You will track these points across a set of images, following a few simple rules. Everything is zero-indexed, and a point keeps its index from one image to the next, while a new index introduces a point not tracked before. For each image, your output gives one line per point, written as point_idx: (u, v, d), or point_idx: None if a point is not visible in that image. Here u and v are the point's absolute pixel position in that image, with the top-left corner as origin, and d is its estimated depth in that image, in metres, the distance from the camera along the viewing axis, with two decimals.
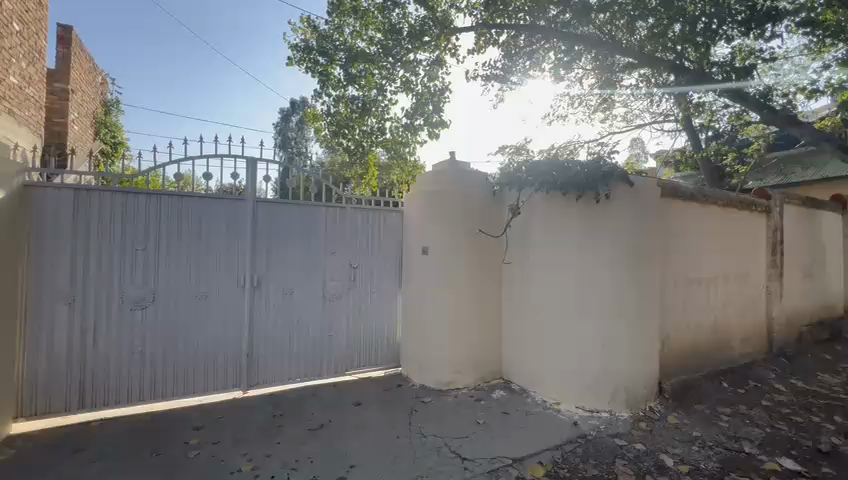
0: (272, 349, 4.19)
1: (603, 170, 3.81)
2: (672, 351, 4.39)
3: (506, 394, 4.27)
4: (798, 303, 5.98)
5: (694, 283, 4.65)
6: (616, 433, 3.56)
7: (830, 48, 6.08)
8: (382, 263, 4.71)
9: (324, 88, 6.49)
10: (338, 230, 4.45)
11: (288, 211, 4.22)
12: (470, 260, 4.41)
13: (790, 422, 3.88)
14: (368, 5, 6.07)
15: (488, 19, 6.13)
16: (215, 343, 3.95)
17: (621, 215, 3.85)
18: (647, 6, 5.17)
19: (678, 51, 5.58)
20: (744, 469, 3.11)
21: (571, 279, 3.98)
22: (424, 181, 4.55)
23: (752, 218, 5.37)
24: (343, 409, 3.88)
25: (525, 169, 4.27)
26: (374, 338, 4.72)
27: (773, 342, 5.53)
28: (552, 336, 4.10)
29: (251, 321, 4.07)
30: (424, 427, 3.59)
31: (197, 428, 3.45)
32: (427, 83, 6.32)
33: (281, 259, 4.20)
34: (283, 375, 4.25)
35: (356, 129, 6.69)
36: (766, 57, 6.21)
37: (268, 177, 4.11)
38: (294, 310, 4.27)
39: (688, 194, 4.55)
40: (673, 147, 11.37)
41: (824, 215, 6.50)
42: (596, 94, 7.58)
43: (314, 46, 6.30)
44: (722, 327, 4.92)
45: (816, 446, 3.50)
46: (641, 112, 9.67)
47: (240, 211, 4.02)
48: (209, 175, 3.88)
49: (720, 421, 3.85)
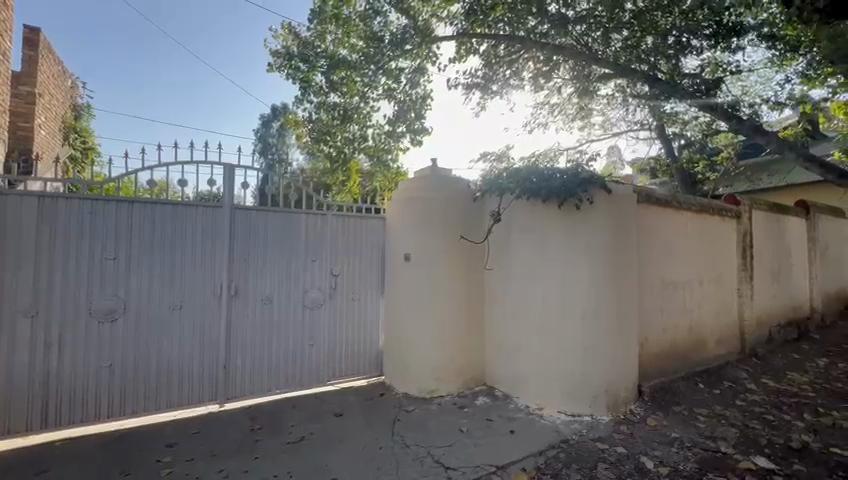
0: (250, 360, 4.08)
1: (581, 176, 3.91)
2: (649, 354, 4.49)
3: (489, 401, 4.26)
4: (769, 304, 6.20)
5: (670, 286, 4.77)
6: (598, 436, 3.59)
7: (793, 61, 6.38)
8: (364, 270, 4.66)
9: (306, 95, 6.49)
10: (319, 237, 4.39)
11: (268, 217, 4.14)
12: (452, 266, 4.41)
13: (763, 421, 4.00)
14: (349, 13, 6.07)
15: (469, 28, 6.13)
16: (191, 355, 3.81)
17: (600, 221, 3.92)
18: (621, 20, 5.64)
19: (652, 62, 5.89)
20: (721, 469, 3.18)
21: (552, 283, 4.03)
22: (406, 186, 4.55)
23: (723, 223, 5.56)
24: (325, 421, 3.80)
25: (505, 176, 4.31)
26: (357, 347, 4.64)
27: (745, 343, 5.71)
28: (534, 341, 4.12)
29: (229, 331, 3.96)
30: (407, 436, 3.54)
31: (170, 445, 3.30)
32: (409, 90, 6.33)
33: (260, 267, 4.10)
34: (262, 385, 4.14)
35: (338, 136, 6.68)
36: (733, 69, 6.41)
37: (246, 184, 4.04)
38: (273, 319, 4.16)
39: (663, 200, 4.69)
40: (649, 156, 11.75)
41: (790, 220, 6.78)
42: (574, 103, 7.77)
43: (296, 54, 6.36)
44: (697, 329, 5.05)
45: (787, 443, 3.61)
46: (618, 121, 9.95)
47: (217, 217, 3.92)
48: (185, 182, 3.79)
49: (697, 422, 3.93)
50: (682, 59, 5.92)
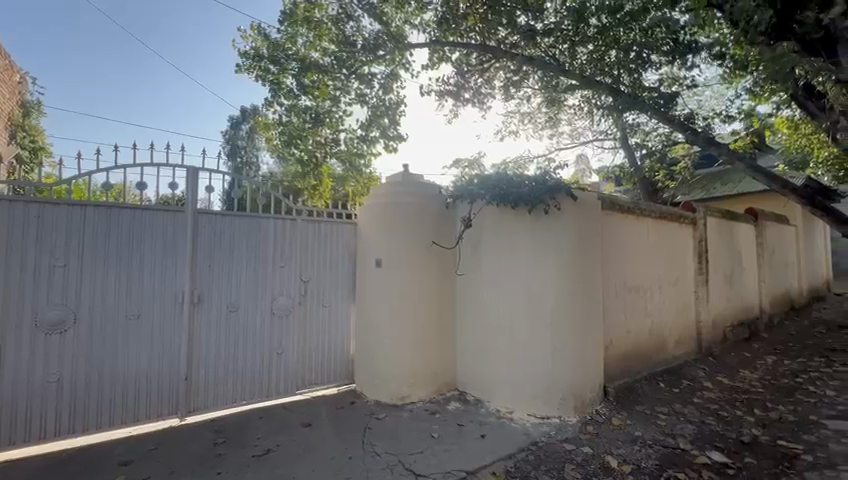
0: (215, 370, 3.92)
1: (548, 184, 4.00)
2: (614, 355, 4.64)
3: (461, 406, 4.27)
4: (723, 306, 6.57)
5: (633, 289, 4.97)
6: (565, 437, 3.68)
7: (742, 80, 6.84)
8: (335, 276, 4.59)
9: (276, 97, 6.33)
10: (288, 242, 4.29)
11: (234, 221, 4.01)
12: (424, 272, 4.42)
13: (718, 417, 4.22)
14: (321, 17, 6.07)
15: (441, 37, 6.20)
16: (148, 367, 3.62)
17: (566, 227, 4.04)
18: (586, 34, 5.89)
19: (615, 75, 6.18)
20: (679, 465, 3.33)
21: (521, 287, 4.11)
22: (378, 192, 4.53)
23: (682, 229, 5.86)
24: (293, 431, 3.70)
25: (476, 182, 4.37)
26: (327, 355, 4.54)
27: (703, 343, 6.00)
28: (505, 345, 4.18)
29: (190, 340, 3.79)
30: (378, 445, 3.50)
31: (124, 463, 3.11)
32: (382, 95, 6.34)
33: (224, 273, 3.96)
34: (226, 396, 3.98)
35: (309, 140, 6.50)
36: (689, 84, 6.75)
37: (211, 187, 3.90)
38: (239, 327, 4.03)
39: (626, 208, 4.89)
40: (613, 164, 12.24)
41: (741, 226, 7.24)
42: (543, 112, 8.04)
43: (266, 55, 6.19)
44: (658, 330, 5.28)
45: (739, 438, 3.82)
46: (585, 130, 10.33)
47: (178, 222, 3.75)
48: (144, 184, 3.61)
49: (658, 420, 4.09)
50: (643, 74, 6.19)
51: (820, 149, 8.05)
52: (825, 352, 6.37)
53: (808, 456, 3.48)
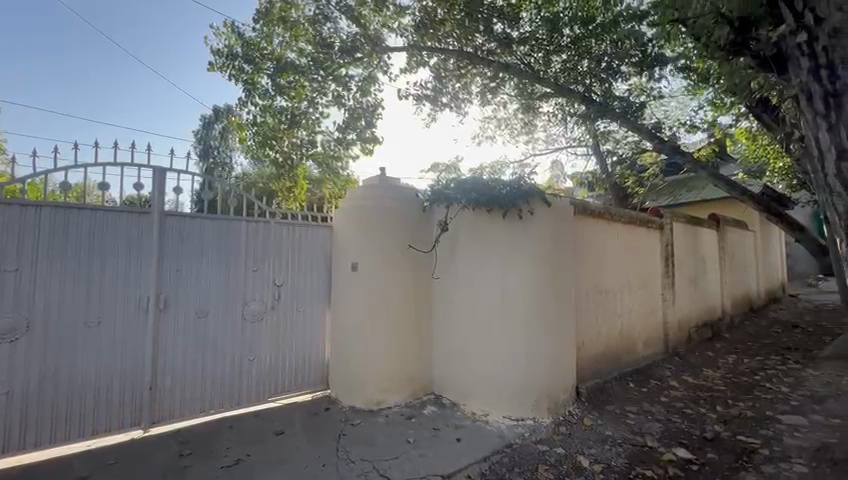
0: (182, 379, 3.76)
1: (522, 189, 4.09)
2: (585, 357, 4.76)
3: (437, 410, 4.27)
4: (688, 307, 6.85)
5: (604, 292, 5.11)
6: (539, 439, 3.73)
7: (705, 92, 7.19)
8: (309, 279, 4.50)
9: (250, 97, 6.21)
10: (260, 245, 4.18)
11: (203, 223, 3.88)
12: (400, 275, 4.41)
13: (683, 415, 4.39)
14: (297, 17, 5.99)
15: (419, 41, 6.14)
16: (109, 376, 3.44)
17: (539, 231, 4.13)
18: (559, 43, 6.08)
19: (586, 84, 6.32)
20: (647, 462, 3.44)
21: (496, 290, 4.16)
22: (354, 194, 4.49)
23: (650, 234, 6.08)
24: (264, 440, 3.59)
25: (452, 186, 4.42)
26: (301, 361, 4.45)
27: (669, 343, 6.24)
28: (480, 348, 4.21)
29: (156, 347, 3.63)
30: (352, 451, 3.45)
31: (81, 479, 2.94)
32: (359, 98, 6.31)
33: (193, 278, 3.82)
34: (194, 405, 3.83)
35: (284, 141, 6.43)
36: (656, 95, 6.91)
37: (179, 188, 3.77)
38: (208, 333, 3.89)
39: (597, 212, 5.03)
40: (587, 170, 12.63)
41: (704, 231, 7.59)
42: (519, 118, 8.20)
43: (240, 53, 6.07)
44: (628, 331, 5.45)
45: (703, 434, 3.99)
46: (559, 137, 10.61)
47: (143, 224, 3.60)
48: (106, 184, 3.45)
49: (628, 419, 4.22)
50: (614, 83, 6.31)
51: (776, 159, 8.54)
52: (781, 351, 6.73)
53: (765, 450, 3.67)
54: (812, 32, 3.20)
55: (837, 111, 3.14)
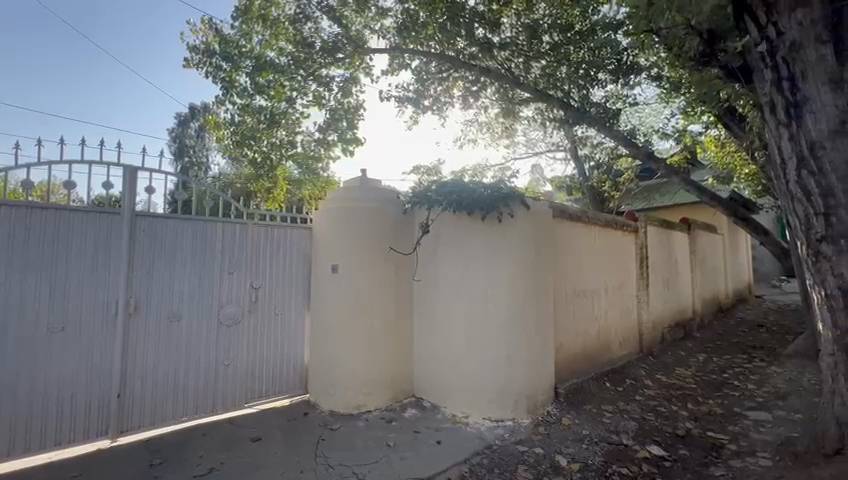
0: (153, 385, 3.63)
1: (502, 192, 4.14)
2: (563, 357, 4.84)
3: (417, 412, 4.26)
4: (661, 308, 7.07)
5: (581, 294, 5.22)
6: (518, 439, 3.77)
7: (677, 101, 7.45)
8: (288, 282, 4.41)
9: (228, 96, 6.06)
10: (237, 247, 4.08)
11: (177, 224, 3.75)
12: (381, 278, 4.38)
13: (657, 413, 4.51)
14: (278, 15, 5.89)
15: (402, 43, 6.25)
16: (73, 385, 3.28)
17: (519, 234, 4.18)
18: (539, 49, 6.19)
19: (565, 90, 6.48)
20: (622, 460, 3.52)
21: (477, 293, 4.18)
22: (334, 196, 4.43)
23: (625, 237, 6.25)
24: (240, 447, 3.50)
25: (433, 189, 4.43)
26: (279, 365, 4.36)
27: (644, 343, 6.41)
28: (460, 350, 4.23)
29: (125, 354, 3.49)
30: (331, 456, 3.40)
31: None
32: (340, 99, 6.27)
33: (166, 281, 3.69)
34: (166, 412, 3.69)
35: (263, 141, 6.26)
36: (631, 102, 7.13)
37: (152, 188, 3.64)
38: (182, 338, 3.76)
39: (575, 216, 5.13)
40: (565, 174, 12.91)
41: (676, 234, 7.86)
42: (500, 122, 8.31)
43: (218, 51, 5.92)
44: (604, 332, 5.57)
45: (675, 431, 4.11)
46: (539, 141, 10.79)
47: (112, 225, 3.46)
48: (73, 183, 3.31)
49: (604, 418, 4.31)
50: (591, 90, 6.47)
51: (742, 167, 8.93)
52: (747, 349, 7.03)
53: (733, 445, 3.81)
54: (774, 45, 3.35)
55: (798, 122, 3.30)
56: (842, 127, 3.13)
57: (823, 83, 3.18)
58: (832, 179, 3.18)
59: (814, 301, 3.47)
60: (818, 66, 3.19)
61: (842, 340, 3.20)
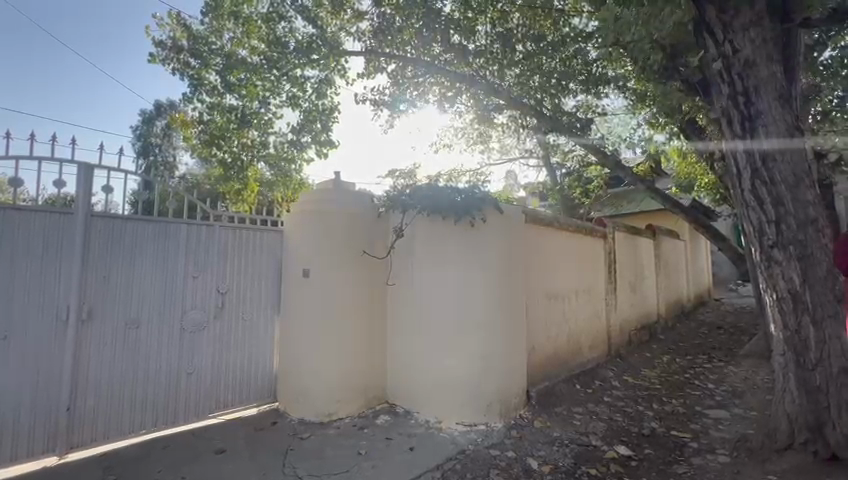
0: (106, 396, 3.41)
1: (477, 197, 4.19)
2: (536, 361, 4.91)
3: (390, 419, 4.20)
4: (628, 311, 7.31)
5: (552, 298, 5.31)
6: (491, 443, 3.78)
7: (643, 111, 7.75)
8: (257, 286, 4.27)
9: (196, 94, 5.89)
10: (203, 250, 3.91)
11: (138, 226, 3.56)
12: (354, 281, 4.31)
13: (624, 413, 4.64)
14: (251, 12, 5.76)
15: (377, 47, 6.33)
16: (18, 397, 3.04)
17: (493, 237, 4.23)
18: (513, 58, 6.23)
19: (538, 98, 6.53)
20: (591, 461, 3.59)
21: (451, 296, 4.18)
22: (306, 199, 4.32)
23: (595, 242, 6.44)
24: (202, 460, 3.33)
25: (408, 192, 4.41)
26: (247, 372, 4.20)
27: (612, 345, 6.59)
28: (435, 354, 4.21)
29: (76, 364, 3.26)
30: (300, 467, 3.29)
31: None
32: (315, 100, 6.16)
33: (125, 284, 3.50)
34: (122, 424, 3.48)
35: (235, 140, 6.13)
36: (601, 112, 7.41)
37: (110, 187, 3.43)
38: (141, 346, 3.56)
39: (547, 221, 5.23)
40: (538, 181, 13.26)
41: (642, 240, 8.18)
42: (475, 129, 8.40)
43: (186, 46, 5.86)
44: (574, 335, 5.69)
45: (641, 431, 4.24)
46: (514, 148, 10.97)
47: (65, 225, 3.24)
48: (21, 180, 3.10)
49: (574, 419, 4.40)
50: (563, 100, 6.64)
51: (703, 176, 9.41)
52: (708, 350, 7.36)
53: (694, 443, 3.97)
54: (730, 60, 3.54)
55: (752, 134, 3.48)
56: (789, 140, 3.41)
57: (774, 98, 3.44)
58: (781, 189, 3.40)
59: (767, 304, 3.67)
60: (769, 82, 3.45)
61: (792, 340, 3.40)
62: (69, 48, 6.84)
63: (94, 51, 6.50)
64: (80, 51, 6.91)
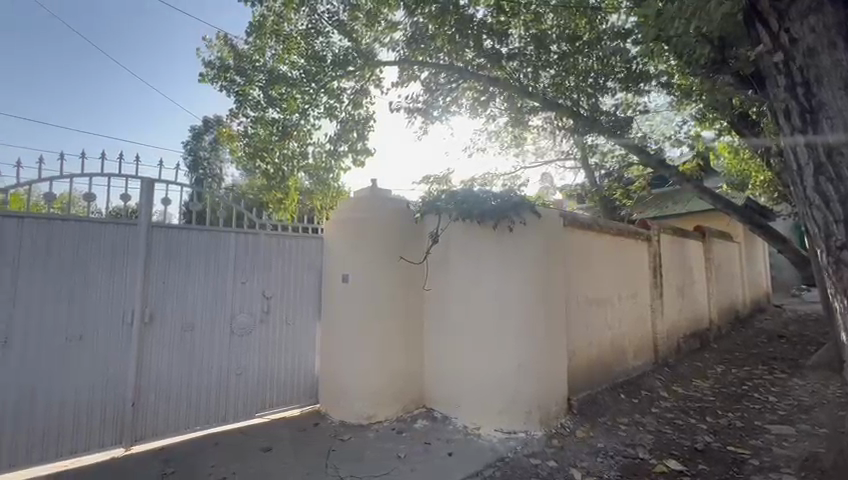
0: (166, 395, 3.67)
1: (512, 201, 4.15)
2: (576, 368, 4.76)
3: (428, 423, 4.22)
4: (676, 317, 6.92)
5: (593, 303, 5.14)
6: (531, 452, 3.70)
7: (690, 108, 7.36)
8: (299, 292, 4.44)
9: (241, 109, 6.23)
10: (249, 257, 4.13)
11: (192, 235, 3.82)
12: (391, 287, 4.38)
13: (674, 426, 4.40)
14: (291, 30, 6.05)
15: (410, 55, 6.23)
16: (91, 393, 3.35)
17: (529, 242, 4.17)
18: (547, 58, 6.24)
19: (575, 99, 6.45)
20: (639, 474, 3.43)
21: (488, 302, 4.15)
22: (344, 207, 4.46)
23: (638, 245, 6.17)
24: (252, 456, 3.51)
25: (443, 198, 4.45)
26: (290, 374, 4.38)
27: (659, 353, 6.26)
28: (472, 360, 4.19)
29: (140, 364, 3.54)
30: (341, 467, 3.38)
31: None
32: (352, 110, 6.41)
33: (181, 290, 3.76)
34: (179, 421, 3.73)
35: (276, 152, 6.38)
36: (642, 110, 7.13)
37: (168, 199, 3.71)
38: (195, 348, 3.81)
39: (586, 224, 5.08)
40: (575, 182, 12.91)
41: (690, 242, 7.74)
42: (509, 132, 8.29)
43: (232, 65, 6.18)
44: (618, 342, 5.46)
45: (694, 445, 4.00)
46: (549, 150, 10.77)
47: (130, 237, 3.54)
48: (93, 195, 3.41)
49: (620, 431, 4.21)
50: (600, 99, 6.48)
51: (758, 173, 8.75)
52: (767, 360, 6.82)
53: (755, 460, 3.68)
54: (788, 51, 3.31)
55: (814, 127, 3.22)
56: None
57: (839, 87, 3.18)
58: None
59: (837, 310, 3.36)
60: (834, 72, 3.18)
61: None
62: (125, 68, 7.22)
63: (150, 68, 6.87)
64: (134, 70, 7.28)
